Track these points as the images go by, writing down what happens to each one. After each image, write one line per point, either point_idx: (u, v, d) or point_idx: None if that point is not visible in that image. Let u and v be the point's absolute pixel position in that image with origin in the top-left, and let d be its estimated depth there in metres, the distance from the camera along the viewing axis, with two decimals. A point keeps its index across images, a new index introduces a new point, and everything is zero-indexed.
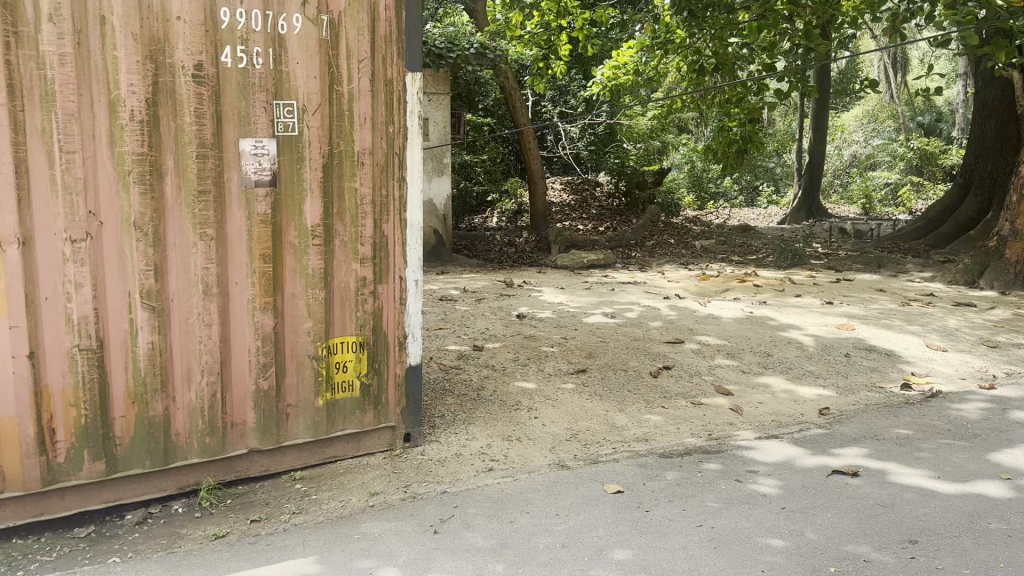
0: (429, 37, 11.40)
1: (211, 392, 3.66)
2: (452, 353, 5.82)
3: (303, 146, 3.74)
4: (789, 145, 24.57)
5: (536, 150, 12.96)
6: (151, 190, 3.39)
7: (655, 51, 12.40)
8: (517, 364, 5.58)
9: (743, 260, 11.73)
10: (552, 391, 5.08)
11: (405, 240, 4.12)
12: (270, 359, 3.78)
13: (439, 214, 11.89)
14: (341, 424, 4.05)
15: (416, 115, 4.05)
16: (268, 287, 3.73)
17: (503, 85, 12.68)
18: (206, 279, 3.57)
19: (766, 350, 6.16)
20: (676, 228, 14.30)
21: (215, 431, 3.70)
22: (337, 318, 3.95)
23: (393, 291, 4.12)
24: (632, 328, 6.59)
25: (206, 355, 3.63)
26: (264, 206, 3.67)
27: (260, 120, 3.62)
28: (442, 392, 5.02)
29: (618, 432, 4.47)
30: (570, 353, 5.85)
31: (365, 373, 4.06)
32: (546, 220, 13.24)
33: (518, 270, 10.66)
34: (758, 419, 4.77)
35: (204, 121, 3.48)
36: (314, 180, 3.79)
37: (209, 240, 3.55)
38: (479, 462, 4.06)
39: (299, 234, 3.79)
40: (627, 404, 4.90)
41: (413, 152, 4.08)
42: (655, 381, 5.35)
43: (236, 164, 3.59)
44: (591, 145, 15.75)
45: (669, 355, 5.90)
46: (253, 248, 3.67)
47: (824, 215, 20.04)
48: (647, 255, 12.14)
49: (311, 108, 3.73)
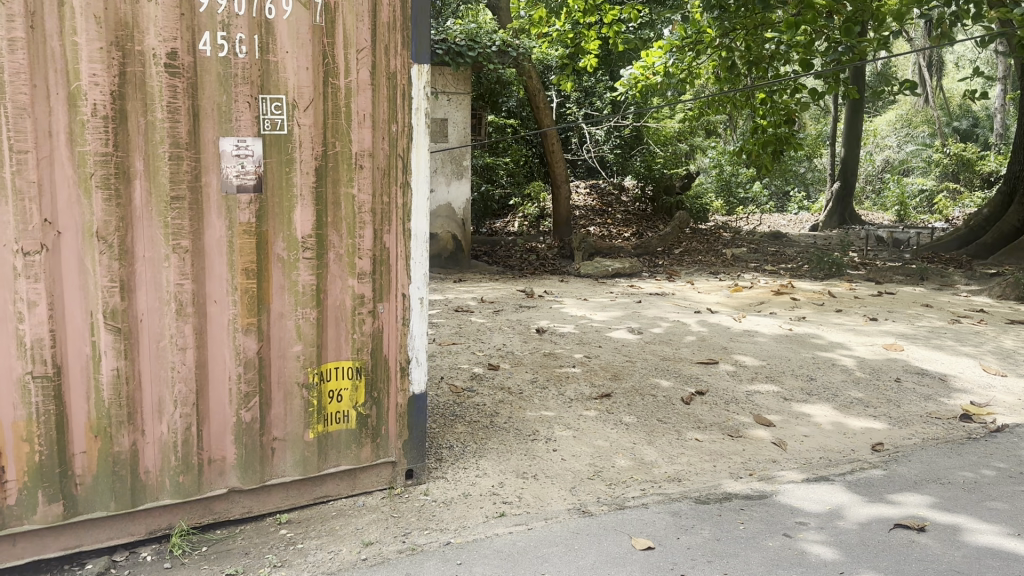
0: (449, 34, 10.92)
1: (185, 425, 3.23)
2: (466, 373, 5.36)
3: (294, 147, 3.30)
4: (821, 149, 23.89)
5: (559, 152, 12.47)
6: (116, 196, 2.97)
7: (686, 51, 11.81)
8: (535, 386, 5.10)
9: (776, 269, 11.18)
10: (574, 418, 4.61)
11: (410, 254, 3.65)
12: (253, 387, 3.34)
13: (459, 219, 11.46)
14: (335, 459, 3.60)
15: (422, 112, 3.58)
16: (251, 306, 3.29)
17: (526, 84, 12.21)
18: (180, 297, 3.14)
19: (808, 373, 5.64)
20: (704, 234, 13.76)
21: (190, 469, 3.27)
22: (330, 340, 3.51)
23: (394, 310, 3.66)
24: (662, 347, 6.09)
25: (180, 383, 3.20)
26: (247, 215, 3.23)
27: (243, 117, 3.19)
28: (452, 418, 4.56)
29: (647, 469, 3.99)
30: (593, 374, 5.37)
31: (362, 402, 3.61)
32: (570, 224, 12.76)
33: (541, 278, 10.19)
34: (804, 456, 4.27)
35: (179, 119, 3.05)
36: (305, 186, 3.35)
37: (184, 253, 3.12)
38: (489, 504, 3.59)
39: (288, 247, 3.35)
40: (656, 436, 4.41)
41: (419, 154, 3.61)
42: (687, 408, 4.85)
43: (216, 167, 3.15)
44: (616, 148, 15.35)
45: (703, 377, 5.40)
46: (235, 262, 3.23)
47: (858, 221, 19.37)
48: (675, 263, 11.62)
49: (302, 103, 3.29)
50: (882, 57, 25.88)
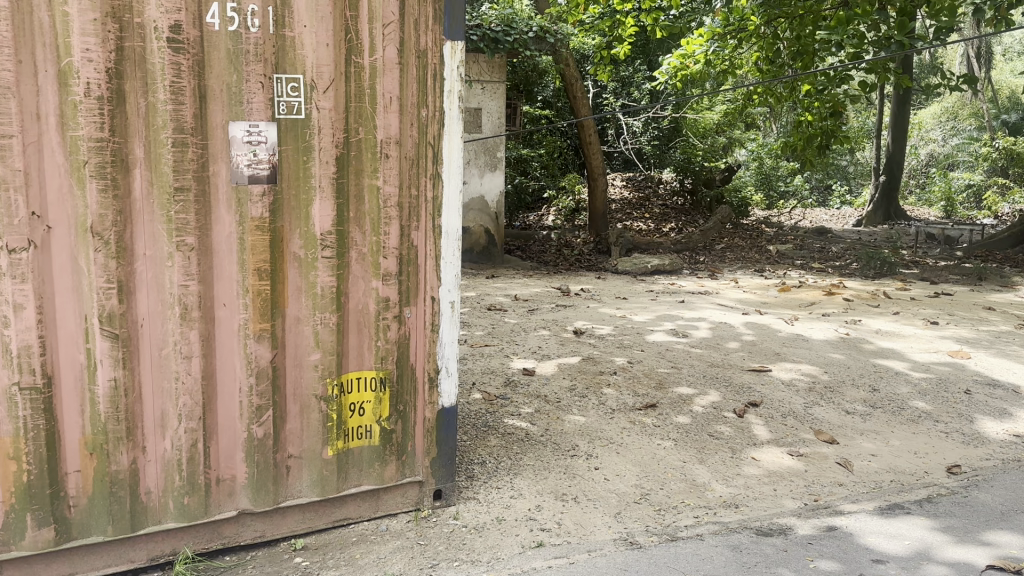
0: (484, 19, 10.51)
1: (191, 441, 2.91)
2: (500, 378, 5.00)
3: (313, 133, 2.94)
4: (864, 141, 23.17)
5: (596, 144, 12.05)
6: (113, 187, 2.65)
7: (728, 40, 11.30)
8: (574, 394, 4.73)
9: (823, 267, 10.68)
10: (617, 431, 4.22)
11: (440, 253, 3.26)
12: (266, 400, 3.00)
13: (492, 213, 11.11)
14: (356, 478, 3.25)
15: (455, 94, 3.19)
16: (264, 310, 2.94)
17: (563, 73, 11.80)
18: (185, 300, 2.82)
19: (870, 384, 5.20)
20: (746, 229, 13.27)
21: (196, 490, 2.95)
22: (352, 348, 3.15)
23: (423, 314, 3.28)
24: (709, 352, 5.68)
25: (185, 396, 2.88)
26: (260, 209, 2.89)
27: (255, 98, 2.84)
28: (485, 430, 4.21)
29: (700, 493, 3.61)
30: (636, 382, 4.97)
31: (386, 416, 3.26)
32: (606, 218, 12.35)
33: (576, 274, 9.79)
34: (874, 480, 3.86)
35: (183, 101, 2.72)
36: (325, 177, 2.98)
37: (190, 251, 2.80)
38: (525, 532, 3.23)
39: (305, 244, 2.99)
40: (708, 454, 4.02)
41: (451, 141, 3.22)
42: (740, 421, 4.46)
43: (225, 155, 2.81)
44: (654, 140, 15.03)
45: (756, 387, 4.99)
46: (246, 261, 2.89)
47: (904, 217, 18.72)
48: (717, 260, 11.18)
49: (322, 83, 2.93)
50: (930, 48, 25.01)
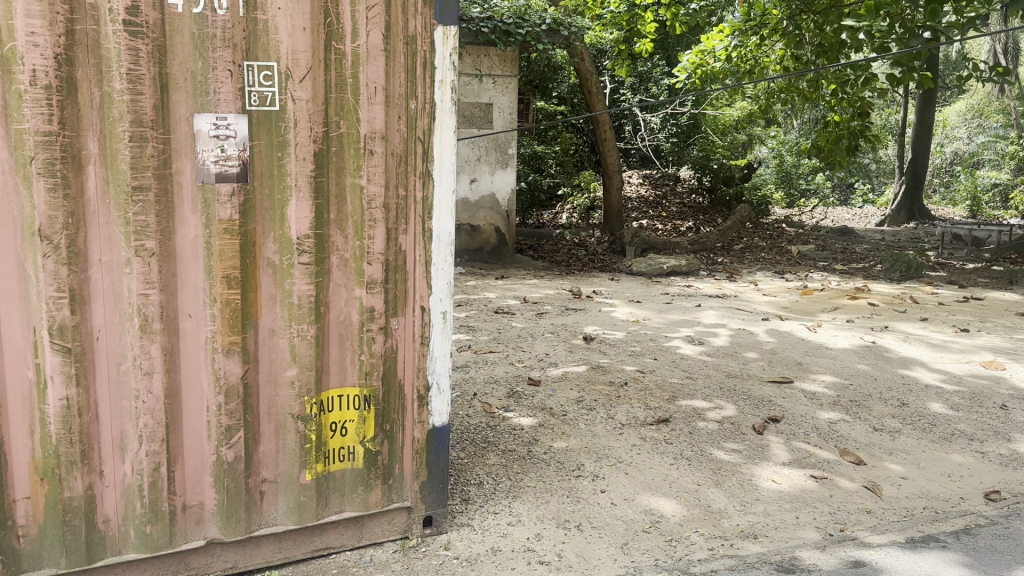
0: (496, 11, 10.15)
1: (153, 465, 2.65)
2: (503, 389, 4.70)
3: (289, 127, 2.67)
4: (887, 139, 22.73)
5: (612, 140, 11.73)
6: (63, 185, 2.39)
7: (749, 36, 10.94)
8: (582, 407, 4.44)
9: (846, 269, 10.33)
10: (626, 449, 3.93)
11: (430, 258, 2.97)
12: (237, 420, 2.73)
13: (503, 211, 10.82)
14: (337, 503, 2.97)
15: (447, 85, 2.90)
16: (234, 322, 2.67)
17: (578, 68, 11.48)
18: (145, 310, 2.56)
19: (898, 398, 4.87)
20: (766, 228, 12.90)
21: (159, 518, 2.69)
22: (333, 362, 2.88)
23: (411, 325, 2.99)
24: (727, 362, 5.36)
25: (146, 415, 2.62)
26: (229, 210, 2.61)
27: (223, 88, 2.56)
28: (484, 446, 3.92)
29: (715, 521, 3.31)
30: (648, 394, 4.66)
31: (371, 436, 2.98)
32: (621, 216, 12.02)
33: (590, 276, 9.50)
34: (905, 507, 3.54)
35: (142, 91, 2.45)
36: (302, 176, 2.71)
37: (150, 257, 2.54)
38: (522, 566, 2.94)
39: (280, 248, 2.72)
40: (724, 476, 3.72)
41: (443, 137, 2.93)
42: (759, 439, 4.15)
43: (189, 151, 2.54)
44: (672, 137, 14.85)
45: (776, 400, 4.68)
46: (213, 268, 2.62)
47: (928, 216, 18.25)
48: (735, 261, 10.83)
49: (298, 72, 2.65)
50: (956, 44, 24.42)
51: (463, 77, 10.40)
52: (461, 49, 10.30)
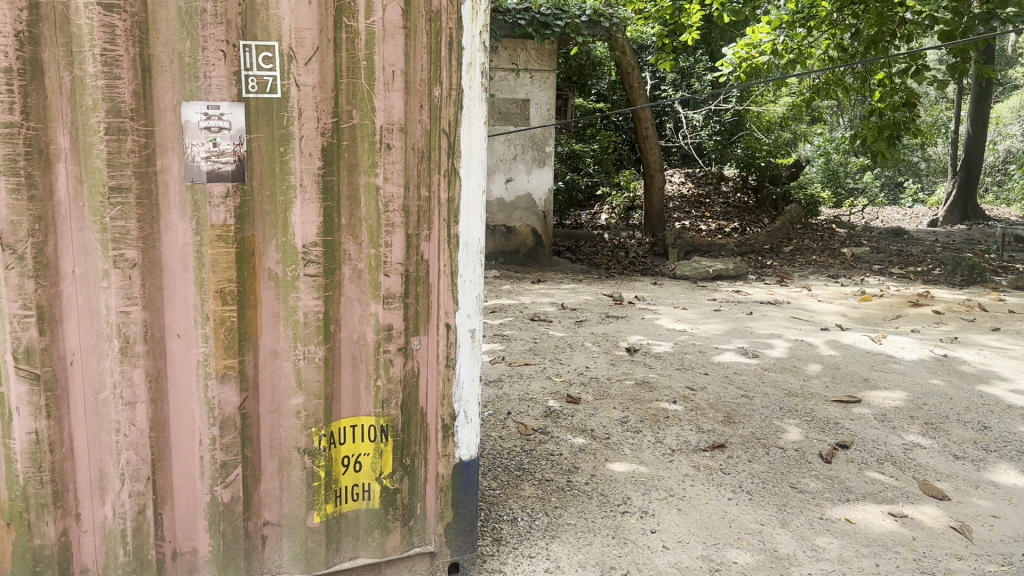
0: (534, 2, 9.76)
1: (139, 506, 2.30)
2: (540, 407, 4.30)
3: (292, 117, 2.29)
4: (937, 137, 21.92)
5: (654, 137, 11.22)
6: (28, 186, 2.05)
7: (796, 28, 10.37)
8: (626, 430, 4.02)
9: (903, 273, 9.76)
10: (677, 481, 3.50)
11: (457, 270, 2.58)
12: (234, 455, 2.37)
13: (540, 212, 10.40)
14: (350, 550, 2.59)
15: (477, 68, 2.50)
16: (229, 343, 2.31)
17: (618, 61, 11.02)
18: (126, 330, 2.21)
19: (979, 421, 4.37)
20: (816, 229, 12.32)
21: (145, 567, 2.33)
22: (345, 387, 2.50)
23: (434, 346, 2.61)
24: (785, 377, 4.90)
25: (128, 451, 2.26)
26: (222, 215, 2.25)
27: (215, 72, 2.19)
28: (520, 474, 3.53)
29: (783, 570, 2.87)
30: (701, 415, 4.23)
31: (389, 472, 2.60)
32: (664, 217, 11.55)
33: (632, 280, 9.07)
34: (1002, 553, 3.07)
35: (119, 75, 2.10)
36: (307, 174, 2.33)
37: (131, 268, 2.18)
38: None
39: (284, 259, 2.35)
40: (791, 514, 3.27)
41: (471, 128, 2.53)
42: (828, 471, 3.70)
43: (176, 145, 2.19)
44: (715, 134, 14.39)
45: (843, 424, 4.23)
46: (205, 281, 2.27)
47: (983, 217, 17.45)
48: (785, 264, 10.33)
49: (303, 52, 2.28)
50: (1010, 38, 23.48)
51: (499, 71, 10.08)
52: (497, 42, 9.92)
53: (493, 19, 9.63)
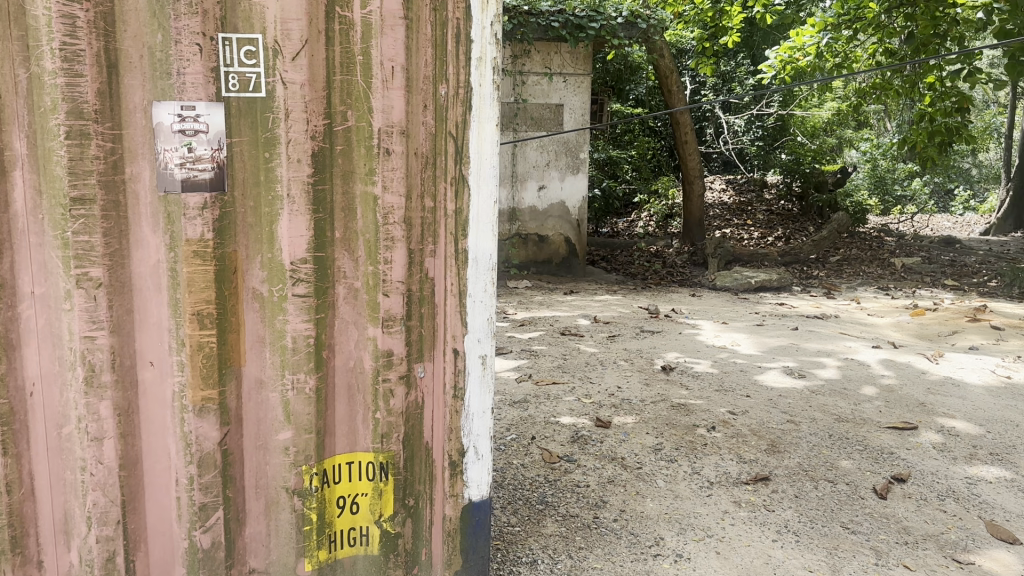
0: (568, 4, 9.46)
1: (107, 553, 2.05)
2: (567, 432, 4.01)
3: (278, 118, 2.05)
4: (989, 143, 21.20)
5: (693, 143, 10.84)
6: None
7: (842, 31, 9.90)
8: (660, 458, 3.70)
9: (957, 285, 9.27)
10: (716, 519, 3.18)
11: (465, 289, 2.32)
12: (214, 496, 2.11)
13: (573, 220, 10.10)
14: None
15: (487, 63, 2.24)
16: (208, 373, 2.06)
17: (657, 65, 10.68)
18: (90, 358, 1.97)
19: None
20: (864, 239, 11.83)
21: None
22: (340, 420, 2.25)
23: (440, 374, 2.34)
24: (835, 401, 4.54)
25: (95, 492, 2.02)
26: (199, 229, 2.01)
27: (189, 68, 1.95)
28: (543, 508, 3.24)
29: None
30: (742, 443, 3.90)
31: (390, 515, 2.33)
32: (703, 225, 11.15)
33: (669, 291, 8.73)
34: None
35: (81, 72, 1.87)
36: (295, 183, 2.08)
37: (96, 288, 1.95)
38: None
39: (269, 277, 2.10)
40: (843, 560, 2.93)
41: (480, 130, 2.26)
42: (883, 509, 3.35)
43: (148, 150, 1.95)
44: (757, 140, 13.96)
45: (898, 454, 3.87)
46: (180, 302, 2.03)
47: None
48: (831, 275, 9.91)
49: (290, 46, 2.03)
50: None
51: (532, 76, 9.83)
52: (530, 45, 9.67)
53: (526, 22, 9.38)
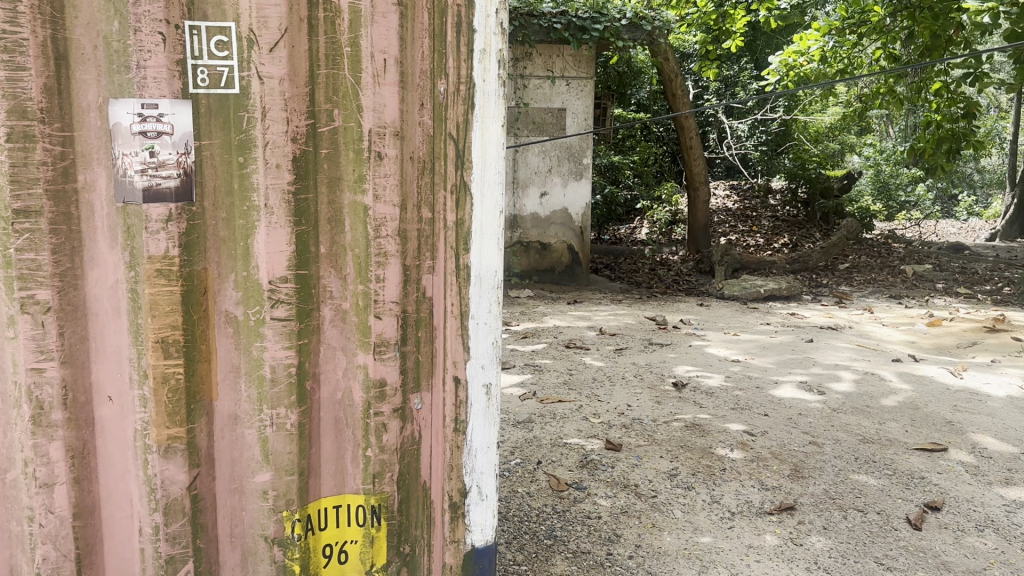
0: (570, 5, 9.22)
1: None
2: (575, 455, 3.75)
3: (254, 117, 1.79)
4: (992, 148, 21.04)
5: (698, 148, 10.55)
6: None
7: (847, 35, 9.68)
8: (677, 485, 3.45)
9: (970, 293, 9.04)
10: (740, 555, 2.92)
11: (467, 310, 2.10)
12: (182, 548, 1.84)
13: (576, 227, 9.87)
14: None
15: (492, 57, 2.02)
16: (175, 409, 1.81)
17: (661, 68, 10.46)
18: (37, 393, 1.71)
19: None
20: (873, 245, 11.57)
21: None
22: (327, 457, 1.99)
23: (440, 405, 2.12)
24: (857, 419, 4.30)
25: (44, 546, 1.75)
26: (163, 244, 1.75)
27: (152, 60, 1.70)
28: (552, 544, 2.98)
29: None
30: (762, 467, 3.65)
31: (383, 564, 2.07)
32: (708, 232, 10.91)
33: (676, 300, 8.48)
34: None
35: (24, 65, 1.61)
36: (274, 191, 1.82)
37: (44, 313, 1.69)
38: None
39: (245, 298, 1.84)
40: None
41: (484, 132, 2.04)
42: (919, 542, 3.09)
43: (104, 155, 1.70)
44: (761, 145, 13.76)
45: (930, 479, 3.61)
46: (142, 328, 1.77)
47: None
48: (840, 283, 9.68)
49: (267, 36, 1.78)
50: None
51: (534, 79, 9.59)
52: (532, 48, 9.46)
53: (528, 24, 9.13)
